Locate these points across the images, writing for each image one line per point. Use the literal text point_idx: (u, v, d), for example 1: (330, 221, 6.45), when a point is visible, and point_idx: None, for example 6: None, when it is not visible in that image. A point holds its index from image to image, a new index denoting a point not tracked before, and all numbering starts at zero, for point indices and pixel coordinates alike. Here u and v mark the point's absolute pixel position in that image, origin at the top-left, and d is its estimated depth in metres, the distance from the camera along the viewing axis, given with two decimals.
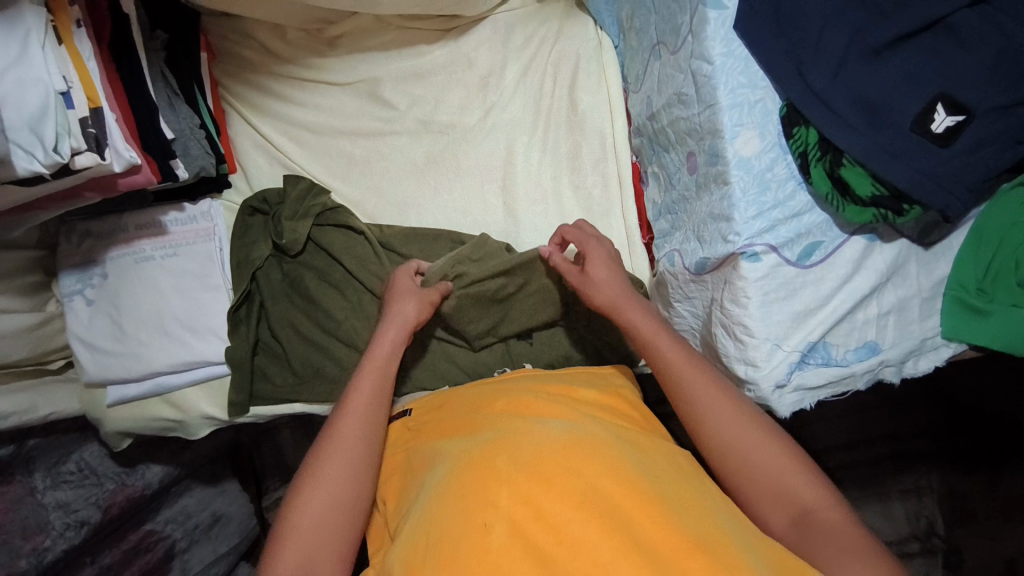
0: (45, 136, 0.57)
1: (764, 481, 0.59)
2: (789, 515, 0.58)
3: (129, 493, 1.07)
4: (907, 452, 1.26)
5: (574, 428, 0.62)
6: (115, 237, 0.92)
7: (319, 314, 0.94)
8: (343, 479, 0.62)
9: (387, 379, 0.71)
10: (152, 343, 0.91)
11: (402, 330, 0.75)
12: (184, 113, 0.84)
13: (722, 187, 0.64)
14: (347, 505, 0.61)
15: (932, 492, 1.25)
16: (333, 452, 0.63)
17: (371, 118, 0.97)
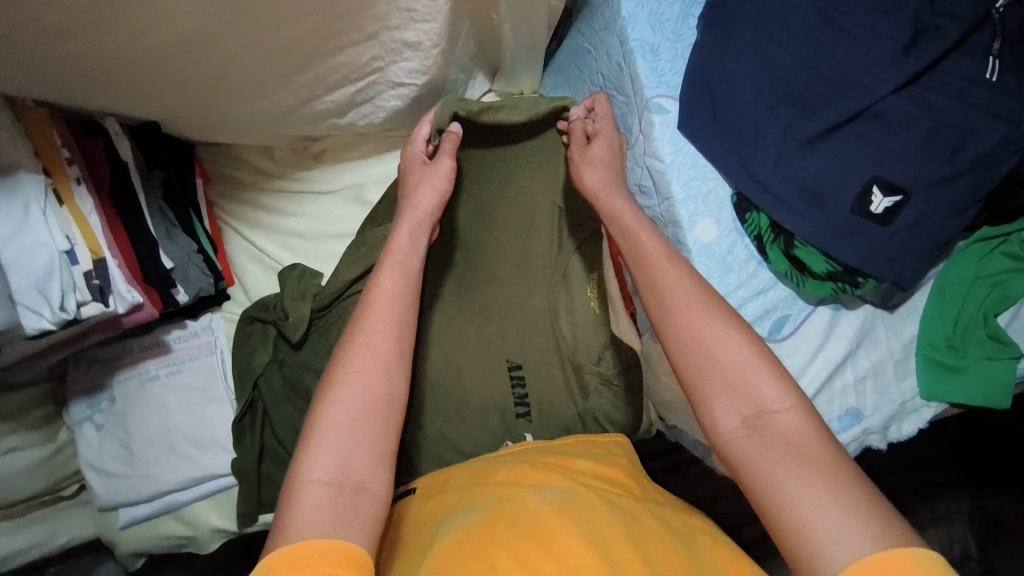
0: (51, 296, 0.63)
1: (728, 380, 0.55)
2: (747, 412, 0.54)
3: None
4: (934, 479, 1.22)
5: (566, 496, 0.66)
6: (121, 361, 0.95)
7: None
8: (367, 375, 0.60)
9: (407, 278, 0.67)
10: (161, 460, 0.94)
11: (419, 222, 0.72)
12: (183, 242, 0.88)
13: None
14: (368, 412, 0.59)
15: (963, 516, 1.21)
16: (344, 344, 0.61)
17: (358, 221, 1.03)
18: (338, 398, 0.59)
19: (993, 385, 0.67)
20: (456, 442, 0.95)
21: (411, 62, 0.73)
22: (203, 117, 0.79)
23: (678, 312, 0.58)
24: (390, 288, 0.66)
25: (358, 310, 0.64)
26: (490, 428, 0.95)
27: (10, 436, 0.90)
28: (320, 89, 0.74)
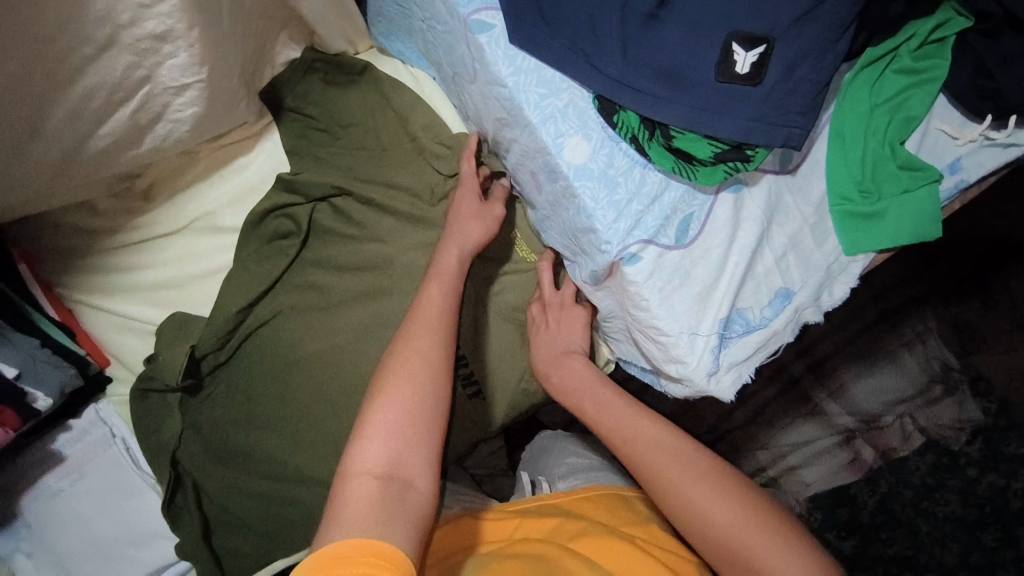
0: None
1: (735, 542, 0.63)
2: None
3: None
4: (893, 304, 1.17)
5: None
6: (15, 488, 0.83)
7: (259, 468, 0.86)
8: (419, 378, 0.68)
9: (449, 301, 0.74)
10: (106, 571, 0.83)
11: (465, 247, 0.77)
12: (22, 342, 0.74)
13: (573, 200, 0.59)
14: (420, 410, 0.66)
15: (934, 333, 1.16)
16: (410, 352, 0.69)
17: (224, 250, 0.90)
18: (393, 398, 0.65)
19: (918, 214, 0.65)
20: None
21: (178, 57, 0.63)
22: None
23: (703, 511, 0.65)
24: (438, 299, 0.74)
25: (413, 322, 0.72)
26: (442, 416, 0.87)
27: None
28: (86, 124, 0.62)
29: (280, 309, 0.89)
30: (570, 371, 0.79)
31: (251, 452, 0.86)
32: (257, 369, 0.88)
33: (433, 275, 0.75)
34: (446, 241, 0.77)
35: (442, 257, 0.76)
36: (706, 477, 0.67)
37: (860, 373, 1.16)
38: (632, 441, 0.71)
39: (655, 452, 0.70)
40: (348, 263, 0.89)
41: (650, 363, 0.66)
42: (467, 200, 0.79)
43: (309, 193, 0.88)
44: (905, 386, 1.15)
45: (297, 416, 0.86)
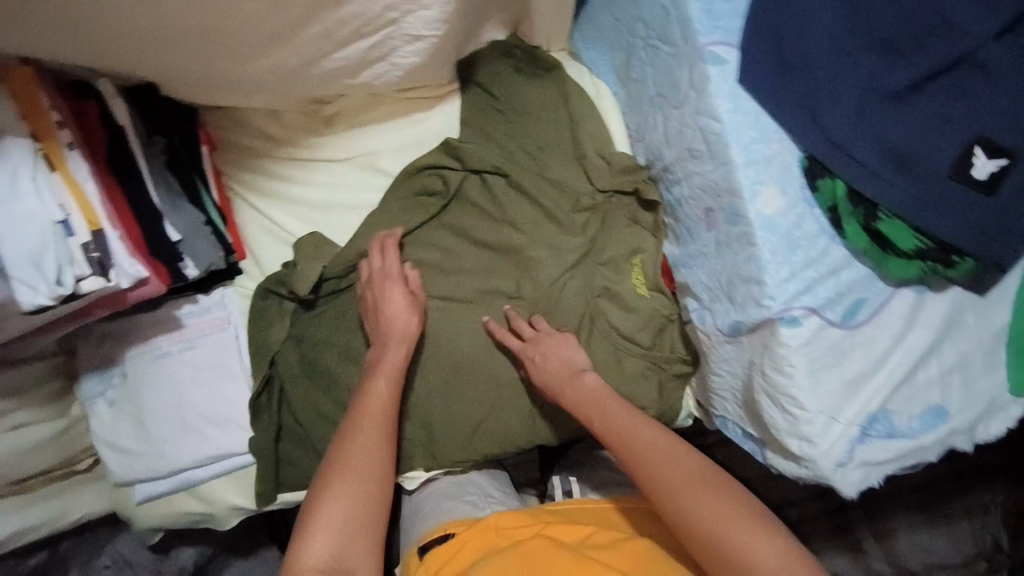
0: (47, 270, 0.58)
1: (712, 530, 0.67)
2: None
3: None
4: (981, 466, 1.08)
5: None
6: (133, 337, 0.90)
7: (339, 400, 0.92)
8: (354, 465, 0.75)
9: (397, 388, 0.82)
10: (176, 438, 0.91)
11: (404, 346, 0.85)
12: (189, 213, 0.81)
13: (748, 248, 0.61)
14: (362, 488, 0.74)
15: (998, 508, 1.05)
16: (352, 463, 0.75)
17: (374, 190, 0.96)
18: (340, 492, 0.73)
19: None
20: (488, 424, 0.95)
21: (429, 11, 0.65)
22: (192, 74, 0.70)
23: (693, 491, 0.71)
24: (385, 399, 0.81)
25: (359, 414, 0.79)
26: (519, 407, 0.95)
27: (16, 412, 0.84)
28: (328, 45, 0.66)
29: (406, 260, 0.94)
30: (592, 388, 0.84)
31: (335, 380, 0.92)
32: None
33: (377, 371, 0.83)
34: (397, 344, 0.84)
35: (390, 357, 0.84)
36: (694, 477, 0.72)
37: (910, 525, 1.05)
38: (627, 437, 0.77)
39: (650, 446, 0.76)
40: (477, 238, 0.94)
41: (766, 428, 0.66)
42: (399, 296, 0.86)
43: (469, 162, 0.91)
44: (954, 553, 1.03)
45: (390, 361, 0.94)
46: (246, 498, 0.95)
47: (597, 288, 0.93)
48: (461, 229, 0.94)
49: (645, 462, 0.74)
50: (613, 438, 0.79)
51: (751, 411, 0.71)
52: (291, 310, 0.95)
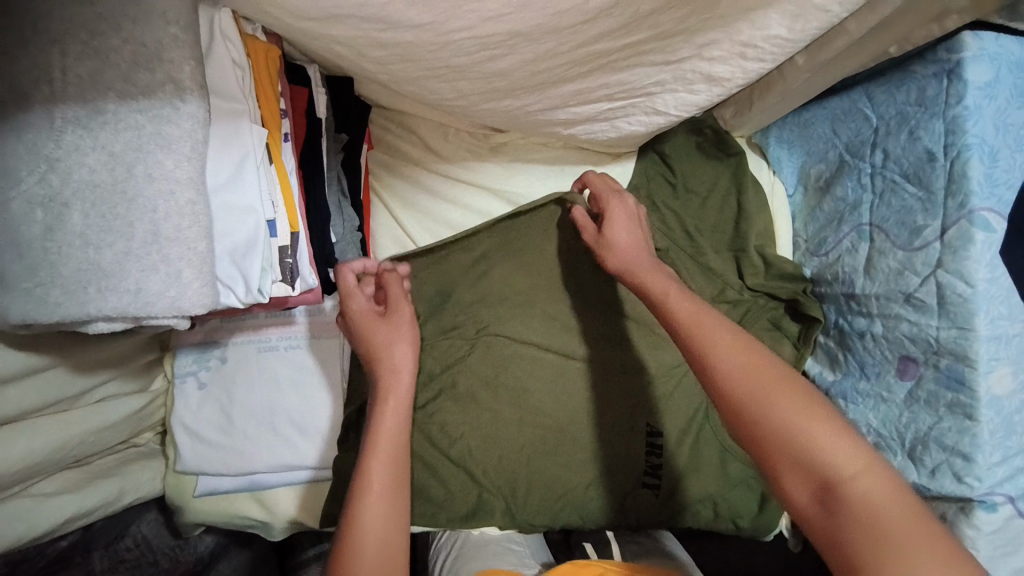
0: (249, 275, 0.53)
1: (790, 436, 0.49)
2: (815, 492, 0.48)
3: (182, 570, 0.96)
4: None
5: None
6: (243, 322, 0.86)
7: (429, 436, 0.90)
8: (372, 519, 0.61)
9: (404, 418, 0.67)
10: (261, 439, 0.86)
11: (403, 399, 0.68)
12: (346, 215, 0.77)
13: (962, 418, 0.60)
14: (380, 546, 0.60)
15: None
16: (363, 528, 0.60)
17: (515, 230, 0.91)
18: None
19: None
20: (574, 497, 0.90)
21: (697, 96, 0.66)
22: (407, 89, 0.66)
23: (741, 376, 0.53)
24: (383, 474, 0.63)
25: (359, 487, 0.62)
26: (613, 485, 0.89)
27: (110, 381, 0.73)
28: (575, 100, 0.66)
29: (528, 305, 0.91)
30: (627, 248, 0.72)
31: (431, 413, 0.91)
32: (488, 351, 0.90)
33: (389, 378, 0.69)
34: (390, 400, 0.67)
35: (379, 415, 0.66)
36: (774, 377, 0.53)
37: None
38: (693, 313, 0.60)
39: (705, 320, 0.59)
40: (603, 299, 0.91)
41: None
42: (380, 332, 0.71)
43: None
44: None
45: (495, 407, 0.90)
46: (307, 519, 0.89)
47: None
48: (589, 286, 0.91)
49: (718, 348, 0.56)
50: (676, 310, 0.62)
51: None
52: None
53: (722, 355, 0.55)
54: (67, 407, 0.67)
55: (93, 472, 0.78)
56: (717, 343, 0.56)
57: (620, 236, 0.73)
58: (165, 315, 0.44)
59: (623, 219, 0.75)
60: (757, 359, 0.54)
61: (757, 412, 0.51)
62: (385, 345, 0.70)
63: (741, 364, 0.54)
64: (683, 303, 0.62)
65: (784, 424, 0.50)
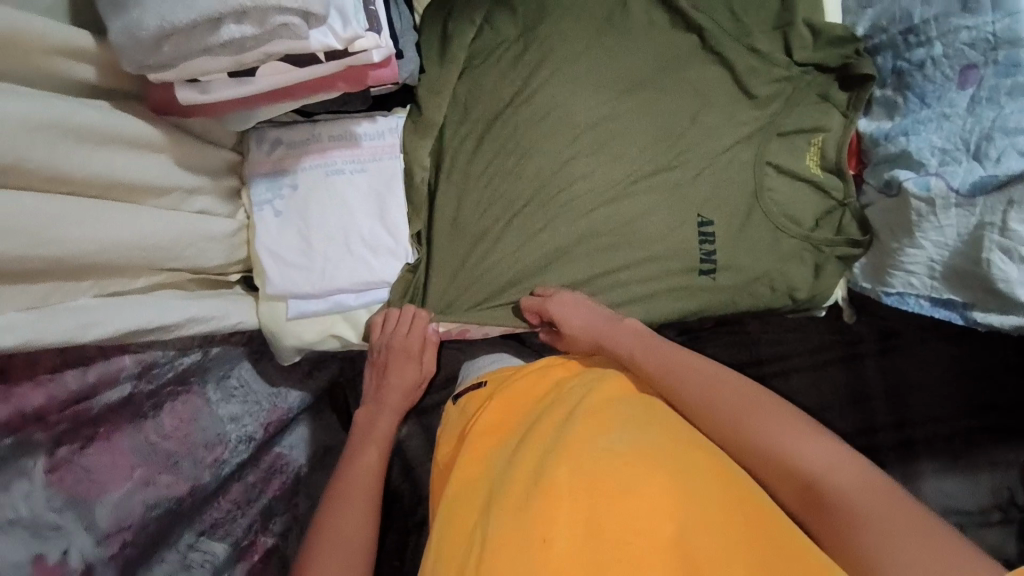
0: (344, 7, 0.57)
1: (771, 457, 0.64)
2: (807, 496, 0.61)
3: (279, 415, 0.99)
4: None
5: (632, 437, 0.62)
6: (308, 147, 0.88)
7: (487, 257, 0.94)
8: (358, 482, 0.83)
9: (407, 393, 0.95)
10: (340, 260, 0.89)
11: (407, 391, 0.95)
12: (403, 12, 0.79)
13: (1022, 100, 0.65)
14: (370, 483, 0.84)
15: None
16: (354, 469, 0.85)
17: (559, 34, 0.92)
18: (349, 509, 0.80)
19: None
20: (632, 288, 0.94)
21: None
22: None
23: (710, 396, 0.70)
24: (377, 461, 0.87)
25: (349, 463, 0.86)
26: (671, 280, 0.94)
27: (203, 194, 0.76)
28: None
29: (571, 120, 0.93)
30: (576, 316, 0.87)
31: (489, 236, 0.94)
32: (545, 160, 0.93)
33: (371, 441, 0.89)
34: (405, 365, 0.93)
35: (377, 419, 0.92)
36: (760, 407, 0.67)
37: (936, 470, 1.03)
38: (658, 352, 0.77)
39: (661, 348, 0.78)
40: (655, 96, 0.92)
41: (985, 286, 0.69)
42: (402, 368, 0.93)
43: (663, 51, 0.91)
44: (973, 499, 1.00)
45: (557, 216, 0.93)
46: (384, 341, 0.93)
47: (766, 161, 0.92)
48: (638, 80, 0.92)
49: (681, 373, 0.73)
50: (638, 343, 0.80)
51: (962, 281, 0.71)
52: (440, 161, 0.93)
53: (686, 382, 0.73)
54: (177, 203, 0.71)
55: (198, 293, 0.82)
56: (681, 371, 0.74)
57: (570, 312, 0.87)
58: (289, 10, 0.50)
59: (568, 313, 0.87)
60: (732, 393, 0.70)
61: (729, 437, 0.67)
62: (393, 367, 0.93)
63: (705, 400, 0.70)
64: (625, 342, 0.81)
65: (755, 441, 0.65)
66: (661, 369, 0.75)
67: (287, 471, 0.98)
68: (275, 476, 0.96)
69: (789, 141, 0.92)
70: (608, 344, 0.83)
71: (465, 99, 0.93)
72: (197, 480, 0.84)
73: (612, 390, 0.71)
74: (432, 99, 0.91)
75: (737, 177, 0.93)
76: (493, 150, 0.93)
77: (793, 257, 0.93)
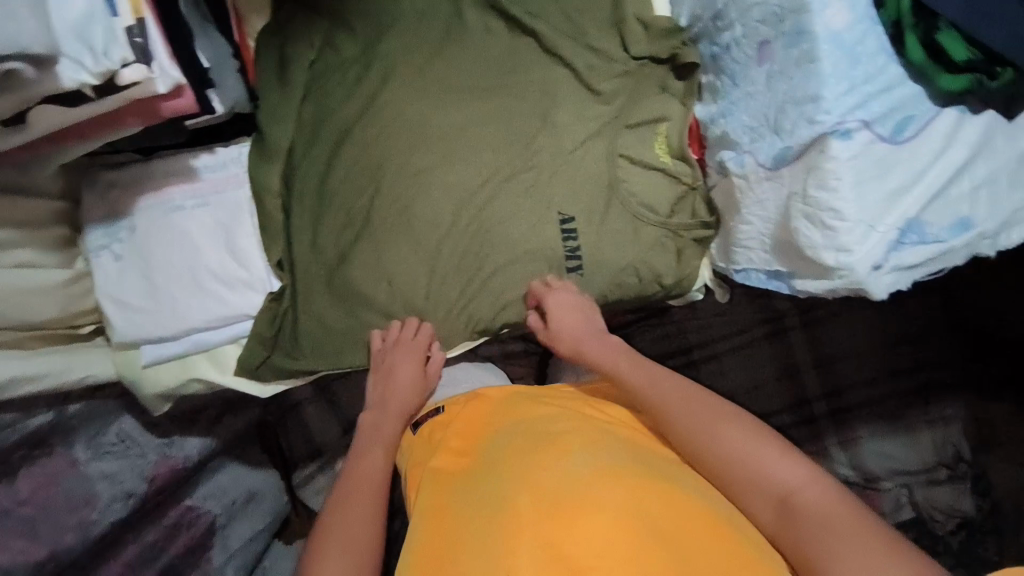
0: (92, 42, 0.54)
1: (734, 471, 0.68)
2: (777, 509, 0.65)
3: (171, 464, 1.00)
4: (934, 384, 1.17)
5: (594, 460, 0.68)
6: (142, 185, 0.86)
7: (347, 281, 0.92)
8: (356, 488, 0.78)
9: (414, 390, 0.91)
10: (188, 297, 0.87)
11: (416, 388, 0.92)
12: (215, 41, 0.78)
13: (808, 66, 0.62)
14: (373, 488, 0.79)
15: (958, 420, 1.16)
16: (361, 476, 0.80)
17: (395, 46, 0.91)
18: (348, 518, 0.74)
19: None
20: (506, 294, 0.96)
21: None
22: None
23: (681, 411, 0.73)
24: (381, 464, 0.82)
25: (356, 469, 0.81)
26: (538, 278, 0.95)
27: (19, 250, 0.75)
28: None
29: (423, 132, 0.92)
30: (574, 316, 0.91)
31: (348, 259, 0.92)
32: (400, 176, 0.91)
33: (378, 444, 0.84)
34: (411, 360, 0.92)
35: (379, 419, 0.88)
36: (727, 419, 0.71)
37: (871, 436, 1.16)
38: (642, 367, 0.81)
39: (637, 364, 0.82)
40: (502, 103, 0.92)
41: (803, 256, 0.69)
42: (406, 368, 0.91)
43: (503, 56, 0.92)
44: (913, 458, 1.15)
45: (416, 231, 0.93)
46: (244, 374, 0.92)
47: (618, 155, 0.93)
48: (482, 87, 0.92)
49: (648, 391, 0.78)
50: (613, 362, 0.84)
51: (786, 252, 0.73)
52: (289, 188, 0.91)
53: (665, 396, 0.76)
54: None
55: (34, 350, 0.81)
56: (658, 388, 0.77)
57: (562, 312, 0.91)
58: (9, 57, 0.48)
59: (566, 307, 0.92)
60: (703, 405, 0.73)
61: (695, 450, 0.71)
62: (397, 369, 0.91)
63: (678, 415, 0.73)
64: (607, 352, 0.86)
65: (719, 454, 0.69)
66: (637, 389, 0.79)
67: (199, 523, 1.04)
68: (184, 530, 1.02)
69: (638, 133, 0.93)
70: (590, 352, 0.88)
71: (308, 122, 0.91)
72: (57, 544, 0.88)
73: (574, 417, 0.77)
74: (271, 125, 0.90)
75: (590, 171, 0.93)
76: (343, 170, 0.92)
77: (654, 245, 0.95)
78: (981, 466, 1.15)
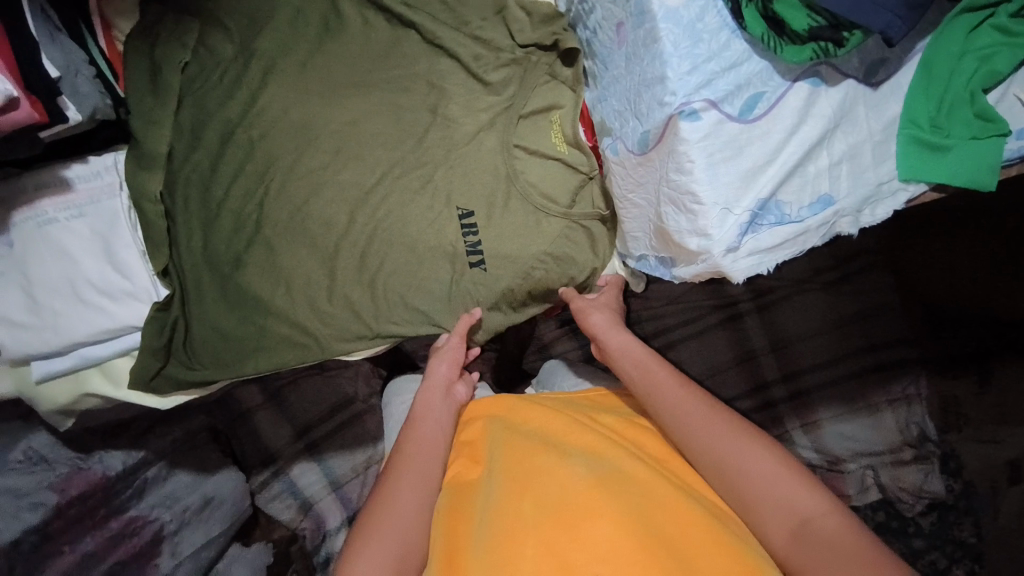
0: None
1: (737, 486, 0.68)
2: (789, 529, 0.64)
3: (88, 476, 0.98)
4: (890, 360, 1.15)
5: (593, 467, 0.73)
6: (13, 201, 0.83)
7: (242, 286, 0.90)
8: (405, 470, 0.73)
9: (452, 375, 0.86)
10: (70, 310, 0.84)
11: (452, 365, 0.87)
12: (67, 48, 0.76)
13: (653, 47, 0.60)
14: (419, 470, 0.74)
15: (921, 399, 1.13)
16: (404, 464, 0.74)
17: (274, 43, 0.90)
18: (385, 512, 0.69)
19: (981, 165, 0.59)
20: (409, 298, 0.91)
21: None
22: None
23: (707, 423, 0.72)
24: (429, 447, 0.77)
25: (402, 451, 0.76)
26: (439, 277, 0.91)
27: None
28: None
29: (311, 132, 0.90)
30: (602, 306, 0.88)
31: (241, 264, 0.90)
32: (290, 176, 0.89)
33: (420, 425, 0.79)
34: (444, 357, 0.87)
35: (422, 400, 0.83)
36: (737, 429, 0.71)
37: (835, 416, 1.15)
38: (647, 369, 0.79)
39: (650, 361, 0.80)
40: (393, 100, 0.91)
41: (671, 243, 0.66)
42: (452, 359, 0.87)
43: (387, 50, 0.91)
44: (878, 440, 1.13)
45: (310, 232, 0.90)
46: (139, 387, 0.88)
47: (512, 147, 0.90)
48: (370, 81, 0.91)
49: (652, 392, 0.77)
50: (625, 365, 0.81)
51: (661, 242, 0.70)
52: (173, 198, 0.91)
53: (680, 405, 0.74)
54: None
55: None
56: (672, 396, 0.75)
57: (596, 310, 0.88)
58: None
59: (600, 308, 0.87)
60: (715, 416, 0.73)
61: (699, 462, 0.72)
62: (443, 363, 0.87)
63: (693, 419, 0.73)
64: (624, 342, 0.83)
65: (723, 466, 0.69)
66: (639, 383, 0.79)
67: (143, 533, 1.02)
68: (127, 539, 1.00)
69: (532, 122, 0.91)
70: (613, 350, 0.84)
71: (193, 126, 0.90)
72: None
73: (577, 422, 0.80)
74: (150, 132, 0.88)
75: (486, 164, 0.91)
76: (232, 173, 0.90)
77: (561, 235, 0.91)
78: (949, 446, 1.13)
